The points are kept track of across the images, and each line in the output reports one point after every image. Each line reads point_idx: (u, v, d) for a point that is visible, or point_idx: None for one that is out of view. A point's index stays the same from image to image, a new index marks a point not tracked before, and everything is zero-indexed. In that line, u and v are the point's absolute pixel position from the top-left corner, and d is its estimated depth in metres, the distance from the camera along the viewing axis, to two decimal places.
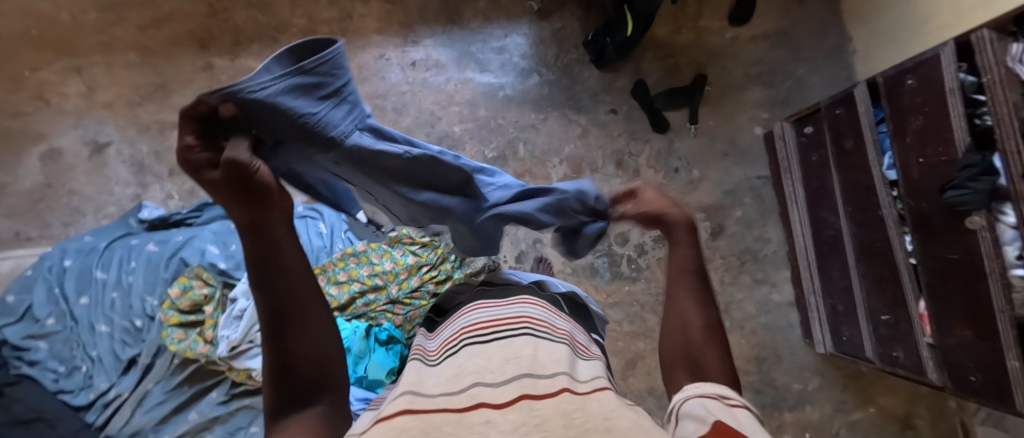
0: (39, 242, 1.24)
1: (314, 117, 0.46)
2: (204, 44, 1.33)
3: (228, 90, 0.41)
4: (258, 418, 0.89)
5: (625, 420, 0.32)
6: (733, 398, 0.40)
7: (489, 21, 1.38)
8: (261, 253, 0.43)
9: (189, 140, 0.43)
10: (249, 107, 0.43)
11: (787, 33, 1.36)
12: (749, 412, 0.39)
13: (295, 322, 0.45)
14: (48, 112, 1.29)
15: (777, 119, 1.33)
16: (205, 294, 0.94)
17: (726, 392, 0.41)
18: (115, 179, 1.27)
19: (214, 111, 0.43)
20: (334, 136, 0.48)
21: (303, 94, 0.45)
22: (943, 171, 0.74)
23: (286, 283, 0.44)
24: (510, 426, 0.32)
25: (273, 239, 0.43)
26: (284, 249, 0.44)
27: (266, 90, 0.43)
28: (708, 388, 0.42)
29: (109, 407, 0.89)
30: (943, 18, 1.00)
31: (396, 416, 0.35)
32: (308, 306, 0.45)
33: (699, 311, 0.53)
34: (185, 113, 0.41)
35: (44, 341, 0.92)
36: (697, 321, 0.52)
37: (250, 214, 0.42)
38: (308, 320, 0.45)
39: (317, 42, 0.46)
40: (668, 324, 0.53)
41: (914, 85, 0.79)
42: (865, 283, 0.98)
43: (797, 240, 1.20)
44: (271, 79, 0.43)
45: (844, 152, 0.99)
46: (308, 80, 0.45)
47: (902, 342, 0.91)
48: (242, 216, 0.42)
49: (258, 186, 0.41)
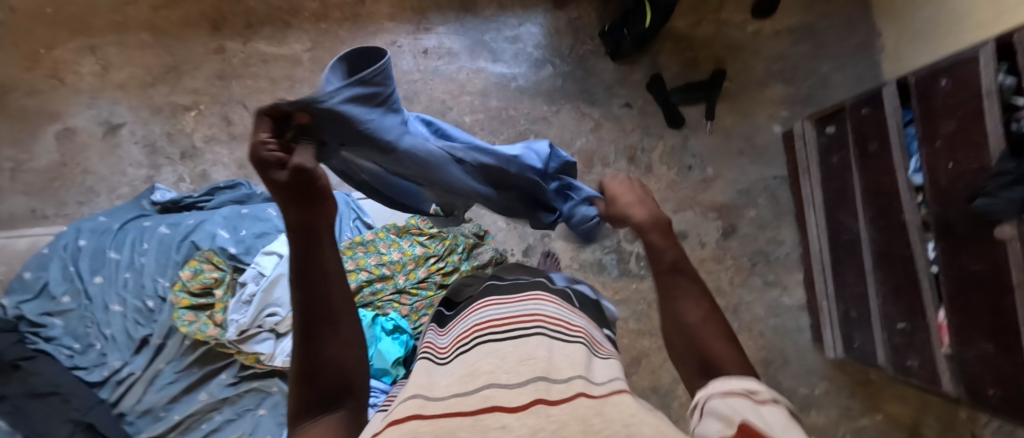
0: (54, 220, 1.26)
1: (372, 124, 0.51)
2: (216, 27, 1.33)
3: (303, 102, 0.45)
4: (267, 400, 0.91)
5: (644, 428, 0.31)
6: (761, 392, 0.38)
7: (503, 9, 1.35)
8: (302, 254, 0.44)
9: (264, 136, 0.44)
10: (318, 116, 0.47)
11: (812, 28, 1.31)
12: (779, 407, 0.36)
13: (326, 325, 0.44)
14: (63, 91, 1.30)
15: (797, 117, 1.29)
16: (216, 277, 0.95)
17: (753, 386, 0.39)
18: (128, 160, 1.29)
19: (286, 117, 0.46)
20: (389, 140, 0.55)
21: (362, 103, 0.49)
22: (974, 177, 0.71)
23: (323, 284, 0.45)
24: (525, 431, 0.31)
25: (319, 241, 0.45)
26: (325, 253, 0.45)
27: (334, 99, 0.46)
28: (734, 384, 0.40)
29: (122, 384, 0.91)
30: (981, 15, 0.96)
31: (408, 419, 0.34)
32: (339, 311, 0.46)
33: (692, 306, 0.50)
34: (265, 112, 0.44)
35: (59, 317, 0.94)
36: (695, 312, 0.49)
37: (302, 214, 0.44)
38: (339, 326, 0.45)
39: (366, 51, 0.49)
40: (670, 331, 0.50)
41: (947, 87, 0.76)
42: (882, 290, 0.95)
43: (812, 243, 1.17)
44: (338, 89, 0.46)
45: (868, 155, 0.95)
46: (366, 90, 0.49)
47: (917, 352, 0.89)
48: (295, 215, 0.44)
49: (318, 189, 0.45)
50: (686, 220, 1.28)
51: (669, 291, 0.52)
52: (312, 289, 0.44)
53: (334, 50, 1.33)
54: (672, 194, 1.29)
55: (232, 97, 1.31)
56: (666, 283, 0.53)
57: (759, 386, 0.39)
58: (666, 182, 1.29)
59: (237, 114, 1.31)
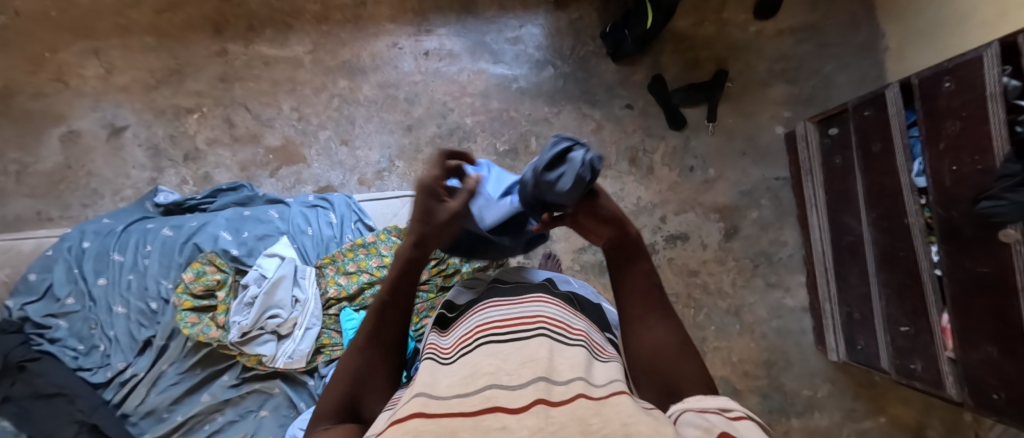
0: (59, 223, 1.27)
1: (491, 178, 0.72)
2: (219, 29, 1.33)
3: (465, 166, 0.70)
4: (269, 402, 0.92)
5: (643, 427, 0.31)
6: (734, 410, 0.38)
7: (504, 10, 1.35)
8: (392, 282, 0.59)
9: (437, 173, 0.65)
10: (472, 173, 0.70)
11: (814, 28, 1.31)
12: (753, 423, 0.37)
13: (380, 343, 0.55)
14: (68, 94, 1.31)
15: (800, 118, 1.28)
16: (218, 279, 0.94)
17: (727, 404, 0.39)
18: (131, 163, 1.29)
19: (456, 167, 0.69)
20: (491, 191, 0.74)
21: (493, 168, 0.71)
22: (978, 180, 0.71)
23: (392, 309, 0.57)
24: (526, 433, 0.32)
25: (406, 277, 0.60)
26: (406, 284, 0.59)
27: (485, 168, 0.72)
28: (710, 402, 0.40)
29: (126, 385, 0.91)
30: (986, 14, 0.95)
31: (411, 417, 0.34)
32: (392, 335, 0.56)
33: (664, 327, 0.55)
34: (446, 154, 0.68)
35: (64, 319, 0.95)
36: (667, 333, 0.54)
37: (417, 236, 0.62)
38: (388, 347, 0.56)
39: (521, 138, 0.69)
40: (641, 346, 0.54)
41: (951, 88, 0.75)
42: (886, 292, 0.95)
43: (815, 244, 1.16)
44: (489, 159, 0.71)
45: (871, 156, 0.95)
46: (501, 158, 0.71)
47: (921, 354, 0.88)
48: (415, 235, 0.62)
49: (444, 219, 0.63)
50: (688, 222, 1.27)
51: (643, 312, 0.57)
52: (380, 320, 0.56)
53: (335, 52, 1.34)
54: (673, 195, 1.28)
55: (235, 99, 1.32)
56: (633, 307, 0.58)
57: (732, 404, 0.39)
58: (668, 183, 1.29)
59: (239, 117, 1.31)
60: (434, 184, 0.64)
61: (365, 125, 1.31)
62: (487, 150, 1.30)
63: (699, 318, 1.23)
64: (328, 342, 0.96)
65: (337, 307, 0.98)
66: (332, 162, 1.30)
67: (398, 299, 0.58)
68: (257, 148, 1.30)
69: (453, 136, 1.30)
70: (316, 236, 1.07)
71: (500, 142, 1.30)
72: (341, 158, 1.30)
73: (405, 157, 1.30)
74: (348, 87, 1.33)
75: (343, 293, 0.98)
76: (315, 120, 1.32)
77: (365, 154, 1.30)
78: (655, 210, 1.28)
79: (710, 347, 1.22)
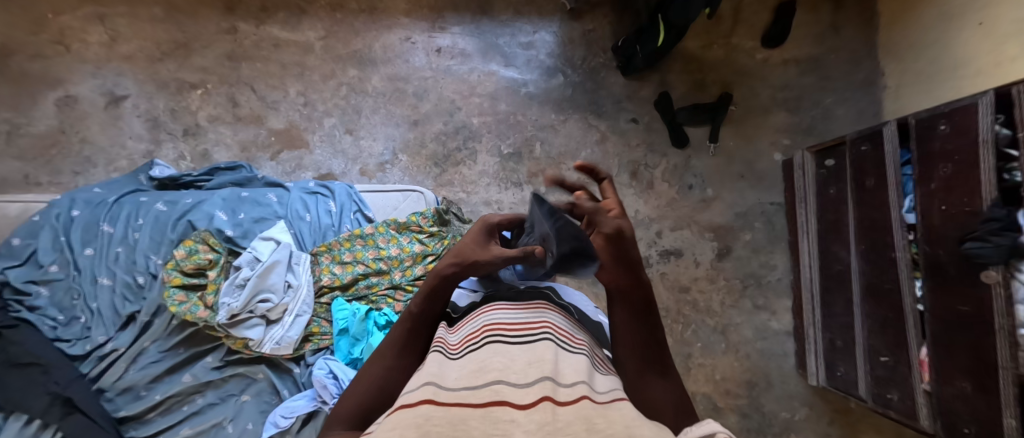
0: (47, 188, 1.24)
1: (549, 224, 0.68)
2: (230, 7, 1.32)
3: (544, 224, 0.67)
4: (251, 388, 0.90)
5: (646, 431, 0.34)
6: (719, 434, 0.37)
7: (519, 15, 1.36)
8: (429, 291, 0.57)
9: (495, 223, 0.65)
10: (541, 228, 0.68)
11: (818, 61, 1.34)
12: None
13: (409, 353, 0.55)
14: (67, 58, 1.28)
15: (797, 146, 1.32)
16: (210, 259, 0.92)
17: (711, 428, 0.38)
18: (129, 133, 1.27)
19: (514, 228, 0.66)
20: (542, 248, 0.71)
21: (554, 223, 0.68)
22: (964, 221, 0.74)
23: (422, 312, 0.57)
24: (533, 427, 0.33)
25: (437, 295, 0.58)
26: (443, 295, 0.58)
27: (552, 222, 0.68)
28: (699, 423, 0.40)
29: (105, 360, 0.88)
30: (981, 64, 1.00)
31: (423, 404, 0.37)
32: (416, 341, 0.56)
33: (663, 384, 0.51)
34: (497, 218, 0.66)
35: (45, 287, 0.91)
36: (662, 391, 0.50)
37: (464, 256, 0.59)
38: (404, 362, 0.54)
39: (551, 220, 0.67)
40: (643, 400, 0.49)
41: (946, 131, 0.78)
42: (868, 323, 0.98)
43: (803, 271, 1.20)
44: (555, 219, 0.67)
45: (865, 190, 0.98)
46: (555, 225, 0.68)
47: (898, 385, 0.91)
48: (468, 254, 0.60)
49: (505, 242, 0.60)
50: (683, 239, 1.29)
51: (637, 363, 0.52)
52: (409, 334, 0.56)
53: (346, 41, 1.33)
54: (671, 211, 1.30)
55: (241, 79, 1.30)
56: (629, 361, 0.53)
57: (716, 426, 0.38)
58: (665, 199, 1.31)
59: (244, 96, 1.30)
60: (496, 225, 0.66)
61: (371, 117, 1.31)
62: (492, 152, 1.31)
63: (687, 334, 1.25)
64: (317, 331, 0.94)
65: (329, 296, 0.98)
66: (335, 150, 1.29)
67: (426, 312, 0.57)
68: (259, 129, 1.29)
69: (459, 134, 1.31)
70: (313, 224, 1.06)
71: (504, 145, 1.31)
72: (344, 147, 1.29)
73: (408, 151, 1.30)
74: (358, 76, 1.32)
75: (336, 283, 0.98)
76: (320, 106, 1.31)
77: (368, 144, 1.30)
78: (652, 224, 1.30)
79: (695, 363, 1.24)
